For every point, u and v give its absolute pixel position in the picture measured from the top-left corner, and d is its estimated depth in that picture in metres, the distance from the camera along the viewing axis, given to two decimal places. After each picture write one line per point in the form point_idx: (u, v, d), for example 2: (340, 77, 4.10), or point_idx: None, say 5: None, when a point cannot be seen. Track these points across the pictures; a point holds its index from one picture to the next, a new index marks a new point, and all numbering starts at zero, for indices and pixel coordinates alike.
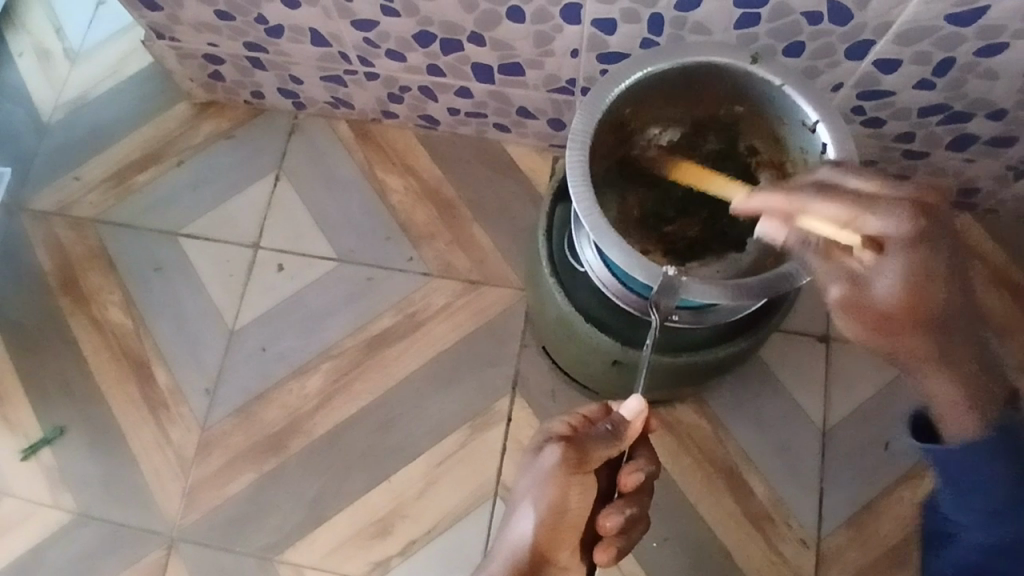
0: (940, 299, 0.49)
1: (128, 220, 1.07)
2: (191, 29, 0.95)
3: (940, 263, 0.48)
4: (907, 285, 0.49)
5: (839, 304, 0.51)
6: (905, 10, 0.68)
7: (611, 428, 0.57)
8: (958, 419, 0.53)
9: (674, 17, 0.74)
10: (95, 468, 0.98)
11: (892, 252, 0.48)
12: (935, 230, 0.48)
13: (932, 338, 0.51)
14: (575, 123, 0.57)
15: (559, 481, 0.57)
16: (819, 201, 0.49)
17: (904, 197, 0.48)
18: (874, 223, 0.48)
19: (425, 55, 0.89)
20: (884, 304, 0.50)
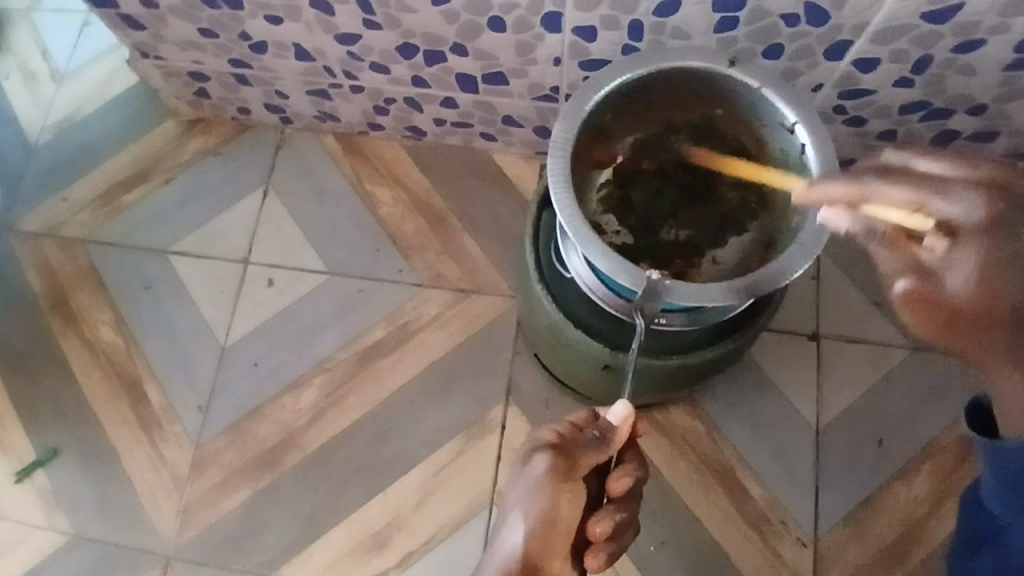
0: (1023, 294, 0.49)
1: (117, 239, 1.06)
2: (175, 47, 0.95)
3: (1021, 255, 0.49)
4: (976, 276, 0.50)
5: (906, 298, 0.53)
6: (881, 9, 0.69)
7: (599, 434, 0.58)
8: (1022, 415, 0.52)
9: (653, 23, 0.74)
10: (90, 489, 0.97)
11: (966, 241, 0.50)
12: (1016, 217, 0.49)
13: (1008, 332, 0.50)
14: (557, 130, 0.58)
15: (550, 488, 0.57)
16: (885, 187, 0.52)
17: (983, 180, 0.50)
18: (948, 209, 0.50)
19: (409, 66, 0.90)
20: (954, 296, 0.51)
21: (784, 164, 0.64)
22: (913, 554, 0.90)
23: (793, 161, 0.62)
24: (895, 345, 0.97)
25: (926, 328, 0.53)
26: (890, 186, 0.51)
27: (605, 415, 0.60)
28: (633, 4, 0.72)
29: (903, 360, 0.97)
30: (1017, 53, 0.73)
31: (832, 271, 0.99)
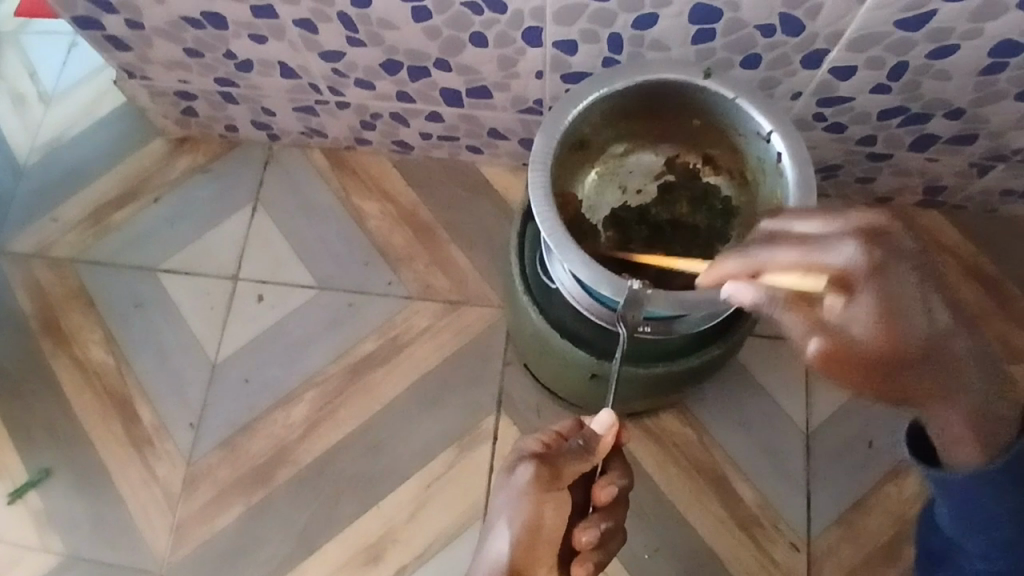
0: (927, 336, 0.48)
1: (107, 258, 1.07)
2: (161, 67, 0.96)
3: (911, 299, 0.47)
4: (884, 327, 0.47)
5: (823, 358, 0.50)
6: (854, 18, 0.70)
7: (583, 443, 0.59)
8: (965, 448, 0.51)
9: (632, 36, 0.75)
10: (83, 509, 0.97)
11: (864, 298, 0.47)
12: (896, 270, 0.46)
13: (924, 376, 0.49)
14: (536, 145, 0.58)
15: (534, 498, 0.58)
16: (775, 256, 0.49)
17: (851, 234, 0.47)
18: (830, 265, 0.47)
19: (393, 82, 0.90)
20: (870, 350, 0.48)
21: (761, 172, 0.63)
22: (905, 554, 0.90)
23: (770, 169, 0.61)
24: None
25: (851, 384, 0.51)
26: (774, 253, 0.49)
27: (589, 424, 0.61)
28: (611, 18, 0.73)
29: None
30: (988, 58, 0.74)
31: None
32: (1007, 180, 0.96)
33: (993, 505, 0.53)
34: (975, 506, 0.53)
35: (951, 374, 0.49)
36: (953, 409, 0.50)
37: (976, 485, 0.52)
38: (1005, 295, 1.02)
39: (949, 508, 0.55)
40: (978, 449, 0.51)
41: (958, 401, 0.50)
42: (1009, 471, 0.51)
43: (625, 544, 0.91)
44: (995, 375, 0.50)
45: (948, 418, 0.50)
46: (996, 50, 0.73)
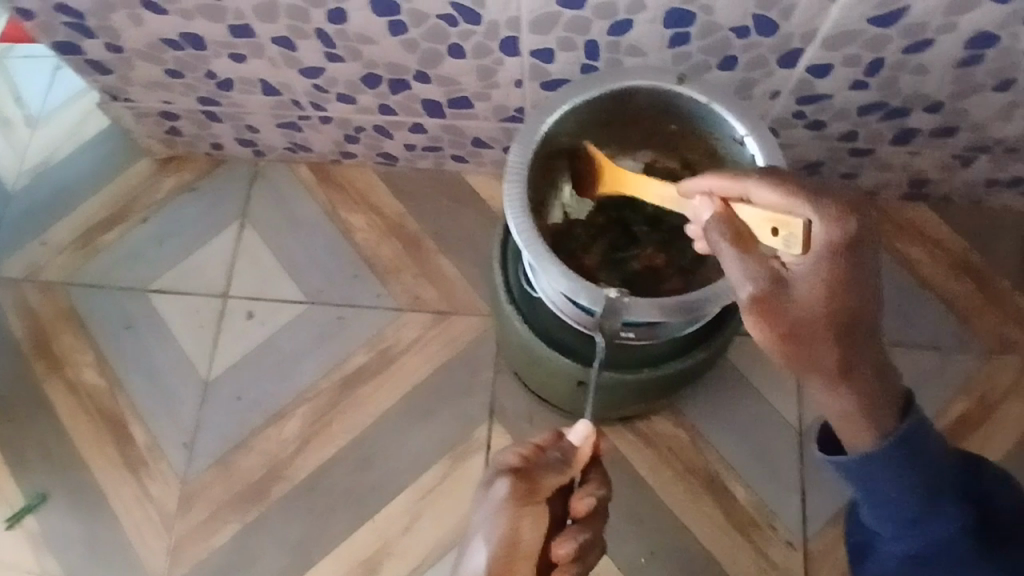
0: (858, 309, 0.47)
1: (97, 280, 1.07)
2: (144, 88, 0.96)
3: (862, 271, 0.47)
4: (827, 287, 0.47)
5: (754, 297, 0.48)
6: (828, 17, 0.70)
7: (561, 455, 0.59)
8: (858, 431, 0.50)
9: (608, 42, 0.75)
10: (79, 531, 0.97)
11: (820, 254, 0.47)
12: (860, 240, 0.47)
13: (839, 347, 0.47)
14: (512, 155, 0.59)
15: (511, 512, 0.57)
16: (760, 187, 0.49)
17: (836, 198, 0.47)
18: (803, 215, 0.47)
19: (374, 95, 0.91)
20: (800, 303, 0.47)
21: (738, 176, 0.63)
22: None
23: (746, 173, 0.62)
24: None
25: (764, 339, 0.49)
26: (762, 186, 0.49)
27: (568, 435, 0.61)
28: (586, 25, 0.73)
29: None
30: (965, 51, 0.75)
31: None
32: (991, 171, 0.96)
33: (901, 478, 0.51)
34: (885, 484, 0.51)
35: (864, 354, 0.48)
36: (850, 390, 0.48)
37: (880, 466, 0.50)
38: (993, 285, 1.02)
39: (859, 493, 0.53)
40: (872, 433, 0.50)
41: (860, 384, 0.48)
42: (904, 454, 0.50)
43: (622, 548, 0.91)
44: (893, 376, 0.50)
45: (844, 399, 0.49)
46: (972, 42, 0.73)
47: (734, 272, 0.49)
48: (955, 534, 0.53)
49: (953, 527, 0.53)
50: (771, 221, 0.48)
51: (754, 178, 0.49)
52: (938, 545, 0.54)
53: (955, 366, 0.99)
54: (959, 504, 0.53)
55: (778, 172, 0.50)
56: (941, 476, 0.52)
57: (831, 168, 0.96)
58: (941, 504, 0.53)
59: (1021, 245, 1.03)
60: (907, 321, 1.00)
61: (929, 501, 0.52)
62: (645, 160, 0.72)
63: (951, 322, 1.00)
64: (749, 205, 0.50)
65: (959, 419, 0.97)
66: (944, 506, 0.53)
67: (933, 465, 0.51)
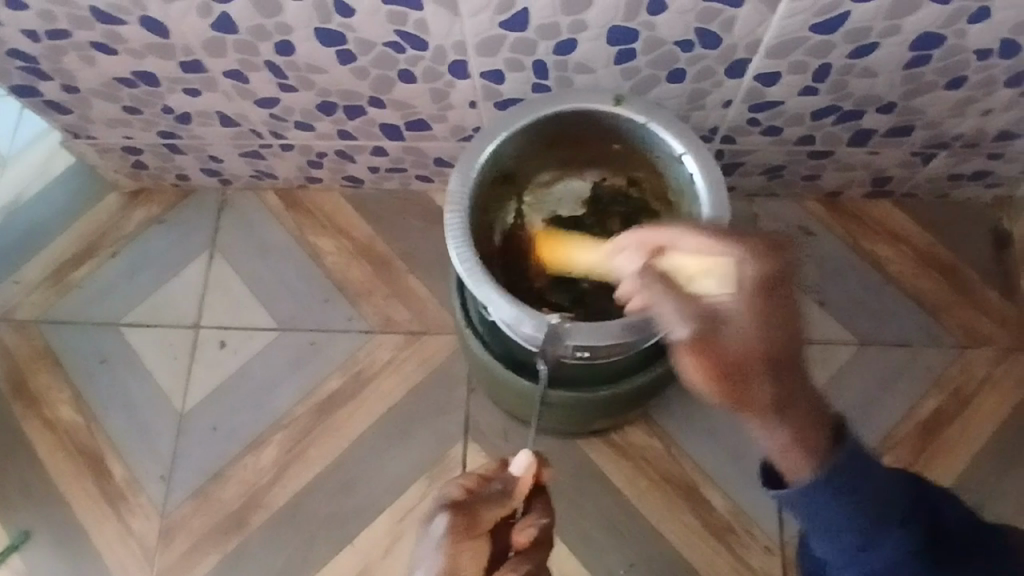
0: (790, 344, 0.47)
1: (70, 316, 1.07)
2: (104, 125, 0.96)
3: (793, 307, 0.46)
4: (761, 324, 0.46)
5: (690, 341, 0.47)
6: (769, 27, 0.70)
7: (501, 487, 0.59)
8: (794, 461, 0.50)
9: (556, 61, 0.76)
10: (62, 570, 0.97)
11: (748, 292, 0.46)
12: (786, 276, 0.47)
13: (774, 385, 0.47)
14: (453, 185, 0.59)
15: (449, 547, 0.57)
16: (683, 237, 0.50)
17: (758, 241, 0.48)
18: (731, 258, 0.47)
19: (332, 122, 0.91)
20: (738, 344, 0.45)
21: (681, 193, 0.64)
22: None
23: (687, 190, 0.62)
24: (843, 341, 1.00)
25: (703, 382, 0.47)
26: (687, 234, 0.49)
27: (511, 466, 0.61)
28: (532, 46, 0.73)
29: (851, 356, 0.99)
30: (910, 52, 0.75)
31: None
32: (952, 165, 0.96)
33: (835, 505, 0.51)
34: (822, 511, 0.51)
35: (797, 389, 0.48)
36: (786, 426, 0.48)
37: (818, 495, 0.51)
38: (962, 278, 1.02)
39: (803, 519, 0.54)
40: (807, 462, 0.50)
41: (794, 417, 0.48)
42: (839, 480, 0.50)
43: (601, 561, 0.91)
44: (823, 406, 0.50)
45: (780, 435, 0.49)
46: (917, 44, 0.73)
47: (670, 314, 0.47)
48: (901, 558, 0.52)
49: (899, 552, 0.52)
50: (699, 265, 0.48)
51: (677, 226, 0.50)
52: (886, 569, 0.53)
53: (927, 361, 0.99)
54: (905, 528, 0.52)
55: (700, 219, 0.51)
56: (880, 500, 0.51)
57: (793, 170, 0.97)
58: (883, 528, 0.52)
59: (988, 237, 1.03)
60: (877, 319, 1.00)
61: (873, 526, 0.52)
62: (594, 179, 0.73)
63: (922, 317, 1.00)
64: (676, 253, 0.50)
65: (934, 414, 0.97)
66: (887, 531, 0.52)
67: (870, 489, 0.51)
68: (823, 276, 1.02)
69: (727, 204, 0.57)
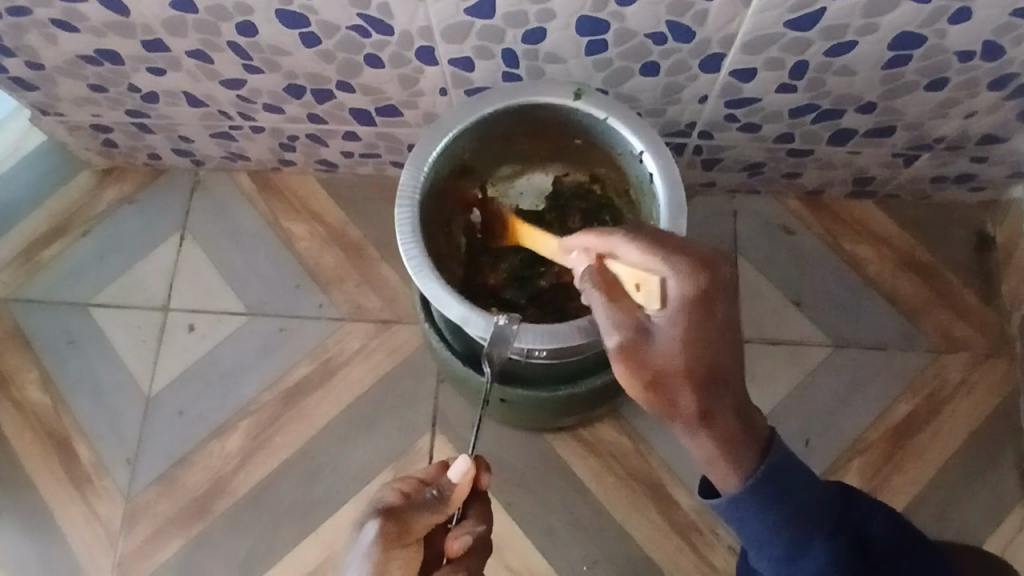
0: (714, 355, 0.50)
1: (39, 296, 1.06)
2: (71, 103, 0.94)
3: (718, 320, 0.49)
4: (683, 336, 0.49)
5: (619, 348, 0.50)
6: (744, 22, 0.68)
7: (436, 494, 0.58)
8: (723, 472, 0.52)
9: (525, 50, 0.74)
10: (26, 550, 0.97)
11: (676, 307, 0.49)
12: (714, 294, 0.49)
13: (697, 394, 0.49)
14: (403, 179, 0.58)
15: (379, 557, 0.56)
16: (625, 245, 0.50)
17: (692, 257, 0.49)
18: (664, 274, 0.49)
19: (301, 105, 0.89)
20: (659, 354, 0.49)
21: (642, 192, 0.62)
22: None
23: (648, 189, 0.60)
24: (818, 342, 0.98)
25: (631, 387, 0.51)
26: (628, 245, 0.50)
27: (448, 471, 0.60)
28: (500, 34, 0.71)
29: (826, 357, 0.98)
30: (889, 51, 0.73)
31: (750, 274, 1.00)
32: (935, 167, 0.94)
33: (763, 515, 0.52)
34: (751, 521, 0.53)
35: (721, 400, 0.50)
36: (710, 434, 0.50)
37: (745, 504, 0.52)
38: (941, 281, 1.00)
39: (734, 529, 0.55)
40: (734, 471, 0.51)
41: (720, 428, 0.50)
42: (766, 488, 0.51)
43: (565, 557, 0.91)
44: (752, 414, 0.52)
45: (705, 442, 0.51)
46: (896, 43, 0.72)
47: (602, 323, 0.50)
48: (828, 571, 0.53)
49: (825, 563, 0.53)
50: (635, 278, 0.50)
51: (620, 236, 0.51)
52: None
53: (902, 364, 0.98)
54: (829, 540, 0.54)
55: (643, 229, 0.52)
56: (807, 511, 0.53)
57: (773, 167, 0.95)
58: (810, 540, 0.53)
59: (970, 239, 1.01)
60: (854, 321, 0.99)
61: (799, 534, 0.53)
62: (556, 173, 0.71)
63: (899, 319, 0.99)
64: (618, 262, 0.51)
65: (906, 418, 0.96)
66: (814, 541, 0.53)
67: (796, 500, 0.52)
68: (800, 275, 1.00)
69: (684, 205, 0.55)
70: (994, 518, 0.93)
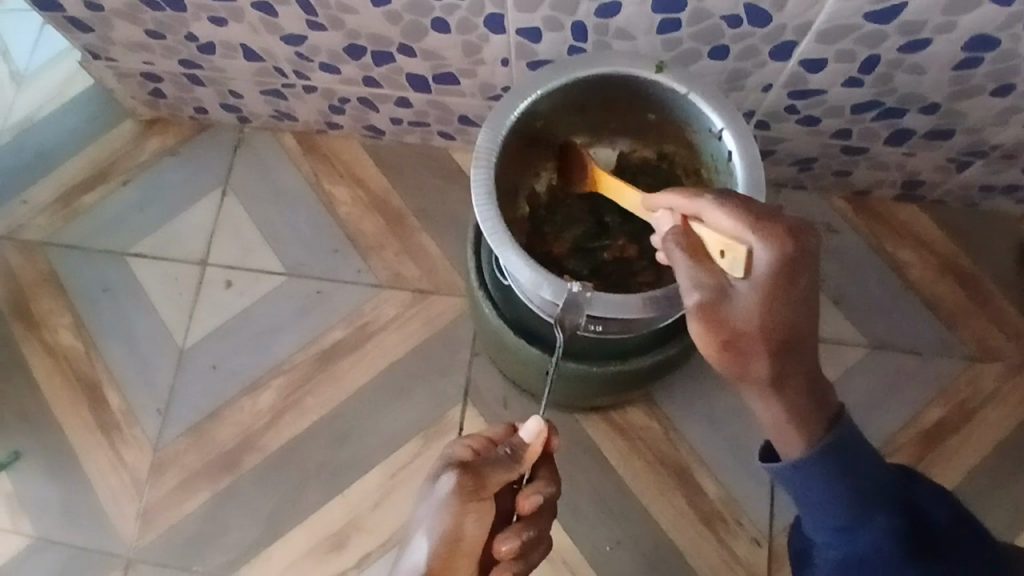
0: (794, 326, 0.51)
1: (76, 242, 1.06)
2: (124, 48, 0.94)
3: (801, 294, 0.50)
4: (764, 307, 0.50)
5: (695, 311, 0.52)
6: (822, 10, 0.68)
7: (510, 451, 0.60)
8: (787, 437, 0.55)
9: (596, 24, 0.73)
10: (51, 492, 0.97)
11: (761, 278, 0.50)
12: (802, 266, 0.50)
13: (772, 360, 0.52)
14: (480, 141, 0.60)
15: (455, 508, 0.58)
16: (713, 210, 0.51)
17: (784, 228, 0.49)
18: (751, 243, 0.50)
19: (359, 67, 0.88)
20: (738, 321, 0.51)
21: (715, 168, 0.65)
22: None
23: (722, 166, 0.64)
24: (854, 342, 0.98)
25: (705, 346, 0.53)
26: (717, 210, 0.51)
27: (520, 432, 0.62)
28: (573, 5, 0.71)
29: (861, 357, 0.98)
30: (963, 52, 0.72)
31: None
32: (986, 175, 0.94)
33: (822, 483, 0.55)
34: (812, 490, 0.55)
35: (793, 366, 0.53)
36: (778, 398, 0.54)
37: (808, 472, 0.55)
38: (981, 290, 1.00)
39: (794, 497, 0.58)
40: (800, 438, 0.55)
41: (790, 392, 0.53)
42: (831, 460, 0.54)
43: (588, 536, 0.91)
44: (821, 385, 0.55)
45: (773, 405, 0.54)
46: (970, 44, 0.71)
47: (683, 283, 0.52)
48: (886, 546, 0.55)
49: (884, 538, 0.55)
50: (722, 243, 0.51)
51: (708, 200, 0.52)
52: (868, 555, 0.56)
53: (937, 370, 0.98)
54: (888, 516, 0.55)
55: (733, 195, 0.52)
56: (868, 486, 0.55)
57: (824, 163, 0.94)
58: (869, 513, 0.55)
59: (1013, 251, 1.01)
60: (891, 324, 0.99)
61: (861, 505, 0.55)
62: (623, 149, 0.74)
63: (936, 325, 0.99)
64: (702, 224, 0.52)
65: (937, 424, 0.96)
66: (873, 514, 0.55)
67: (859, 473, 0.55)
68: (840, 274, 1.00)
69: (763, 183, 0.58)
70: (1018, 529, 0.93)
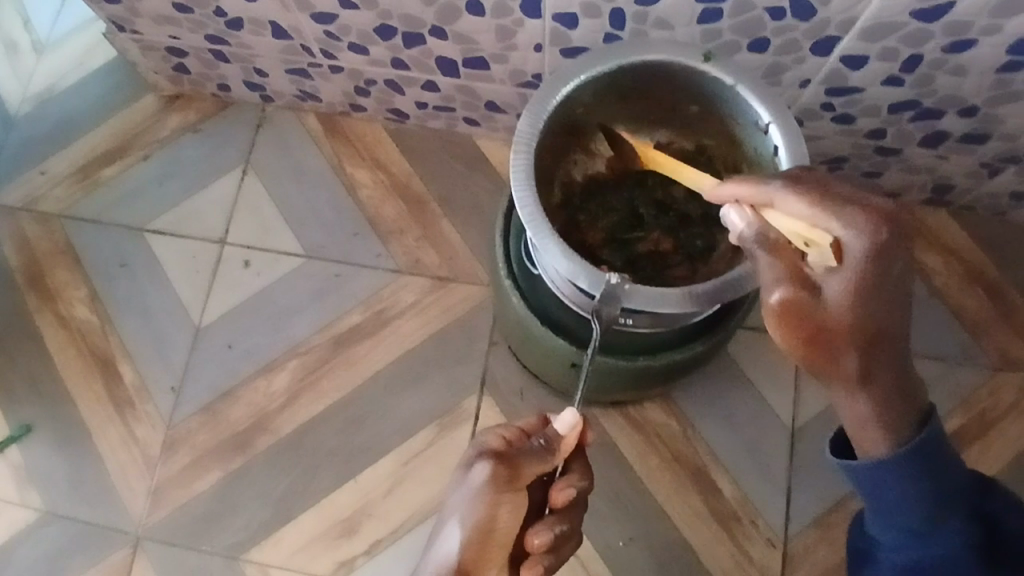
0: (881, 318, 0.50)
1: (94, 216, 1.05)
2: (150, 21, 0.92)
3: (893, 277, 0.49)
4: (855, 301, 0.49)
5: (776, 305, 0.51)
6: (870, 5, 0.66)
7: (545, 443, 0.60)
8: (870, 437, 0.55)
9: (635, 12, 0.72)
10: (62, 465, 0.97)
11: (852, 268, 0.49)
12: (893, 250, 0.49)
13: (861, 355, 0.51)
14: (521, 125, 0.60)
15: (489, 497, 0.58)
16: (789, 199, 0.50)
17: (869, 211, 0.49)
18: (837, 231, 0.49)
19: (388, 48, 0.87)
20: (827, 317, 0.50)
21: (758, 164, 0.66)
22: None
23: (766, 161, 0.64)
24: None
25: (788, 342, 0.52)
26: (792, 199, 0.50)
27: (553, 423, 0.61)
28: None
29: None
30: (1007, 56, 0.71)
31: None
32: (1018, 183, 0.92)
33: (900, 483, 0.55)
34: (886, 488, 0.56)
35: (883, 361, 0.52)
36: (866, 394, 0.53)
37: (883, 470, 0.55)
38: (1008, 299, 0.99)
39: (862, 494, 0.58)
40: (880, 435, 0.55)
41: (877, 389, 0.53)
42: (911, 460, 0.55)
43: (602, 531, 0.90)
44: (911, 381, 0.54)
45: (861, 404, 0.54)
46: (1016, 48, 0.70)
47: (766, 277, 0.51)
48: (957, 549, 0.57)
49: (956, 541, 0.57)
50: (804, 234, 0.50)
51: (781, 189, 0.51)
52: (940, 557, 0.57)
53: (959, 378, 0.96)
54: (962, 520, 0.57)
55: (808, 180, 0.51)
56: (947, 490, 0.56)
57: (855, 164, 0.93)
58: (944, 516, 0.57)
59: None
60: (914, 330, 0.98)
61: (937, 509, 0.56)
62: (661, 141, 0.74)
63: (958, 332, 0.98)
64: (777, 214, 0.51)
65: (958, 431, 0.95)
66: (949, 519, 0.57)
67: (938, 477, 0.55)
68: None
69: None
70: None
